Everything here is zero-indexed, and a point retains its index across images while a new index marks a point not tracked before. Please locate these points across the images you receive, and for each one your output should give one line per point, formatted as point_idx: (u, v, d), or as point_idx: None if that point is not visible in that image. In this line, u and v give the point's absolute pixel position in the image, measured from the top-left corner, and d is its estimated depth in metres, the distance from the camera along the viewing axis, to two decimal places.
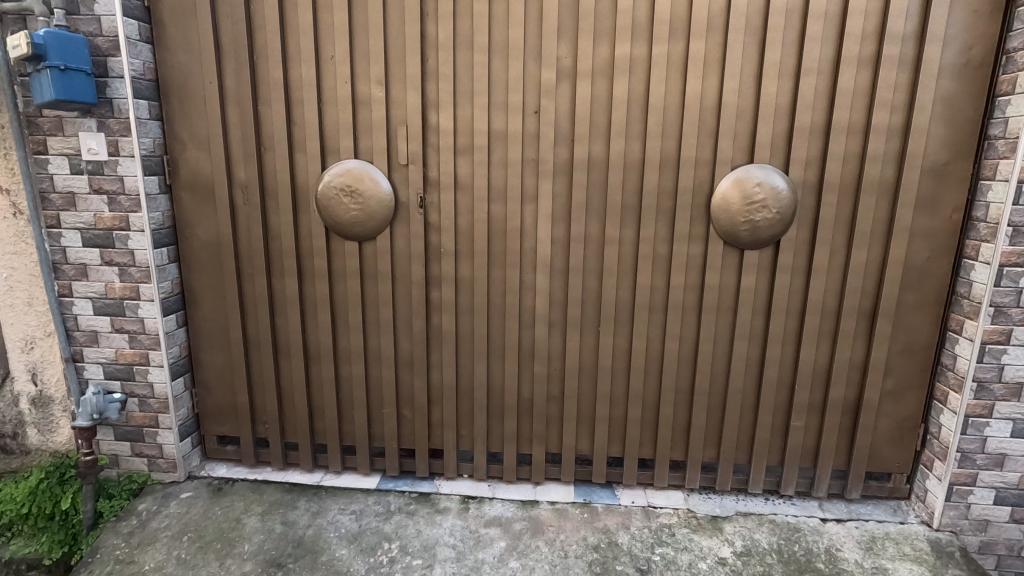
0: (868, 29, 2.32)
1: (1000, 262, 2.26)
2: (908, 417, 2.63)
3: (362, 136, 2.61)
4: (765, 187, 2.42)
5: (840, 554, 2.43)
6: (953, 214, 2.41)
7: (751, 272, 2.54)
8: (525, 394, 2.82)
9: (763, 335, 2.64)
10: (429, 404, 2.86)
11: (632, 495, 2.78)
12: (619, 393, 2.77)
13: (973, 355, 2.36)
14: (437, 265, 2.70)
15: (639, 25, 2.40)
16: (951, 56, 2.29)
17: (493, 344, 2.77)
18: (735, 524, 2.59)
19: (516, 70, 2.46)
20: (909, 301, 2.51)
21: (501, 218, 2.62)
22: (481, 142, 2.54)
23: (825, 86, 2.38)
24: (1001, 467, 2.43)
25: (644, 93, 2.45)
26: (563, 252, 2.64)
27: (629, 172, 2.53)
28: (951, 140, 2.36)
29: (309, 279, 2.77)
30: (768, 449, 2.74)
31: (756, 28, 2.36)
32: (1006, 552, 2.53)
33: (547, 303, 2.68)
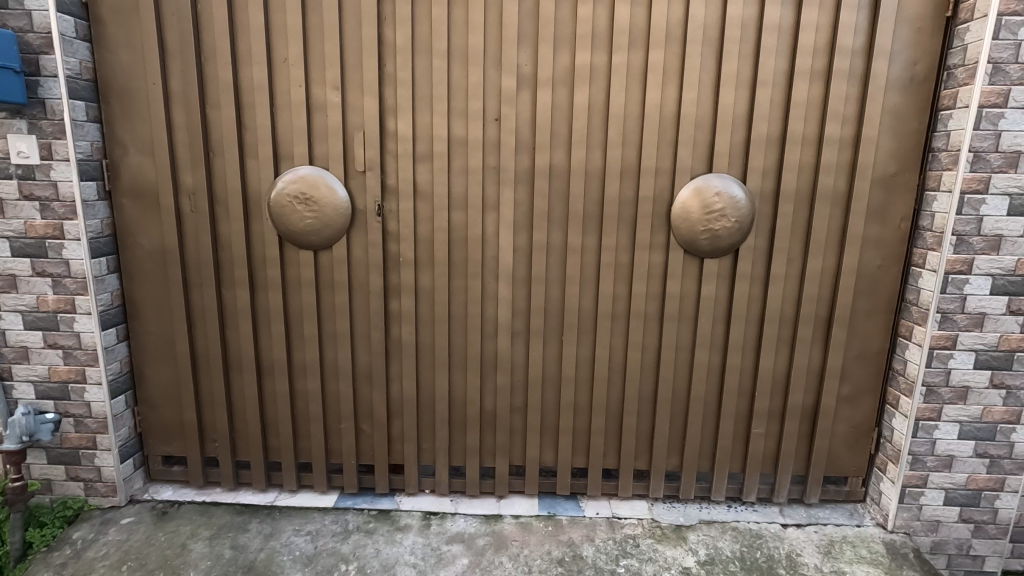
0: (819, 43, 2.38)
1: (946, 270, 2.33)
2: (863, 421, 2.69)
3: (318, 142, 2.52)
4: (724, 196, 2.44)
5: (800, 559, 2.46)
6: (901, 223, 2.49)
7: (711, 280, 2.56)
8: (488, 406, 2.76)
9: (723, 344, 2.66)
10: (388, 417, 2.78)
11: (596, 506, 2.75)
12: (583, 403, 2.74)
13: (922, 360, 2.43)
14: (396, 274, 2.63)
15: (598, 34, 2.40)
16: (897, 71, 2.37)
17: (454, 356, 2.71)
18: (699, 533, 2.59)
19: (476, 77, 2.43)
20: (862, 308, 2.58)
21: (462, 226, 2.57)
22: (440, 149, 2.49)
23: (780, 98, 2.43)
24: (949, 468, 2.51)
25: (605, 102, 2.45)
26: (526, 261, 2.61)
27: (591, 181, 2.52)
28: (897, 152, 2.43)
29: (262, 289, 2.65)
30: (730, 456, 2.75)
31: (713, 39, 2.39)
32: (956, 551, 2.60)
33: (509, 313, 2.64)
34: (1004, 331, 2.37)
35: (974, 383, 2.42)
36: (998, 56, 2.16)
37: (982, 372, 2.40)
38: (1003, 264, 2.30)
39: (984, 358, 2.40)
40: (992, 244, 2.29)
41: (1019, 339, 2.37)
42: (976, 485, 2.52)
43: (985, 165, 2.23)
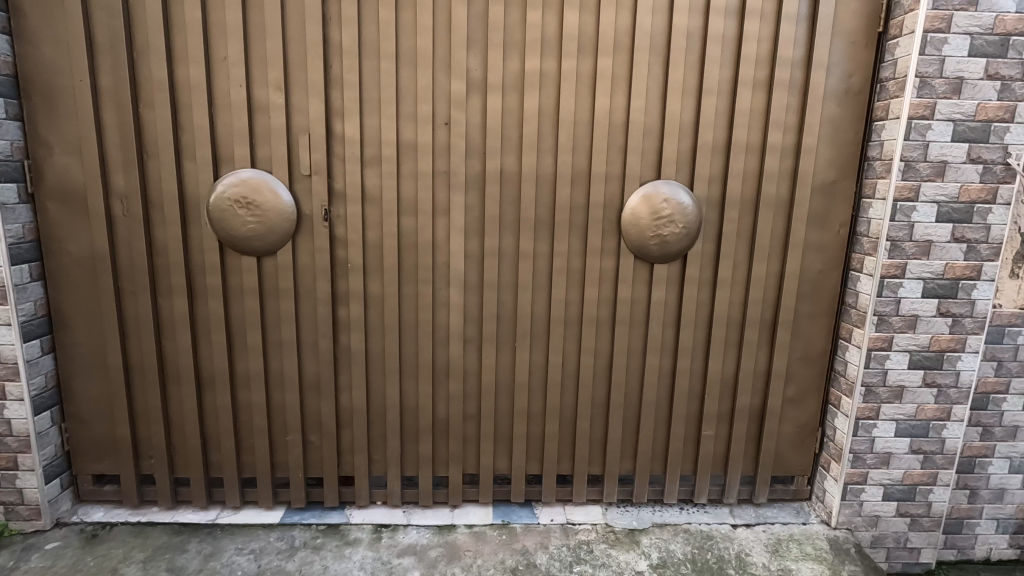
0: (761, 54, 2.44)
1: (882, 274, 2.42)
2: (808, 421, 2.77)
3: (260, 144, 2.43)
4: (672, 203, 2.48)
5: (749, 559, 2.50)
6: (840, 229, 2.58)
7: (661, 286, 2.59)
8: (441, 414, 2.72)
9: (674, 348, 2.69)
10: (338, 428, 2.69)
11: (551, 513, 2.74)
12: (536, 409, 2.73)
13: (861, 361, 2.51)
14: (345, 281, 2.56)
15: (548, 40, 2.41)
16: (833, 83, 2.46)
17: (406, 364, 2.66)
18: (652, 536, 2.61)
19: (425, 80, 2.39)
20: (805, 311, 2.66)
21: (412, 232, 2.53)
22: (389, 153, 2.44)
23: (725, 107, 2.48)
24: (887, 465, 2.60)
25: (555, 108, 2.46)
26: (477, 266, 2.58)
27: (542, 187, 2.51)
28: (835, 161, 2.52)
29: (202, 297, 2.54)
30: (682, 459, 2.79)
31: (660, 48, 2.43)
32: (894, 545, 2.69)
33: (461, 319, 2.60)
34: (935, 332, 2.48)
35: (908, 382, 2.52)
36: (925, 71, 2.26)
37: (916, 371, 2.51)
38: (933, 267, 2.41)
39: (918, 359, 2.50)
40: (922, 249, 2.40)
41: (949, 340, 2.49)
42: (912, 480, 2.63)
43: (915, 174, 2.34)
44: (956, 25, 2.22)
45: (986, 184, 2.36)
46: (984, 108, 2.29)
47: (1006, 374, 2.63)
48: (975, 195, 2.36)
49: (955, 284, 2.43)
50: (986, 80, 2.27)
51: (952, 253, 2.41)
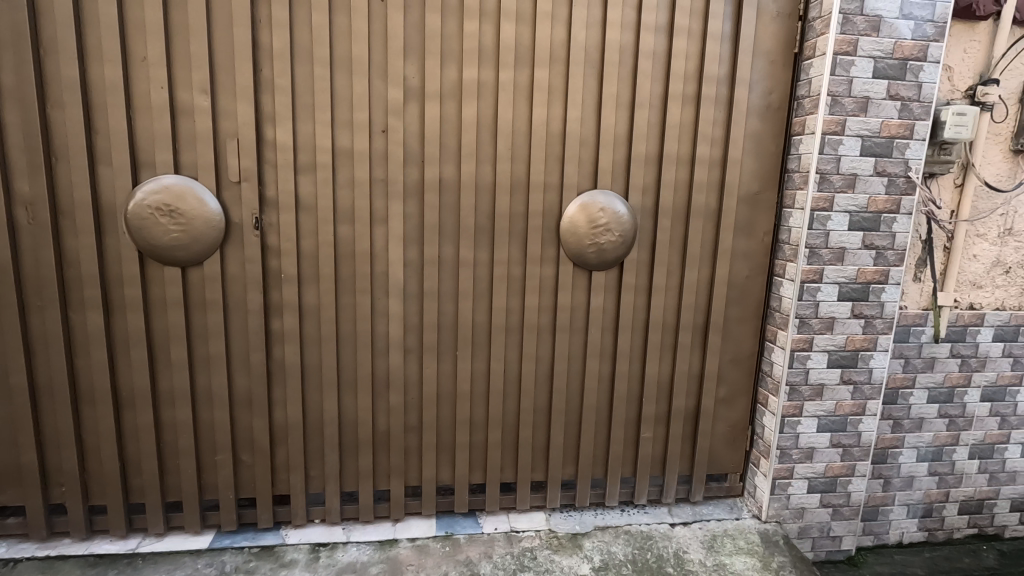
0: (689, 70, 2.56)
1: (802, 279, 2.57)
2: (738, 420, 2.91)
3: (184, 149, 2.32)
4: (608, 212, 2.55)
5: (686, 557, 2.58)
6: (764, 237, 2.73)
7: (599, 292, 2.65)
8: (381, 426, 2.66)
9: (612, 353, 2.75)
10: (272, 445, 2.59)
11: (495, 522, 2.73)
12: (479, 419, 2.72)
13: (785, 361, 2.65)
14: (278, 292, 2.47)
15: (485, 50, 2.43)
16: (755, 99, 2.61)
17: (344, 376, 2.59)
18: (594, 539, 2.65)
19: (360, 87, 2.35)
20: (734, 315, 2.79)
21: (349, 241, 2.47)
22: (324, 160, 2.38)
23: (656, 119, 2.58)
24: (811, 459, 2.76)
25: (493, 118, 2.48)
26: (417, 275, 2.55)
27: (481, 195, 2.52)
28: (758, 173, 2.67)
29: (120, 311, 2.38)
30: (622, 462, 2.85)
31: (595, 61, 2.49)
32: (819, 534, 2.85)
33: (401, 329, 2.56)
34: (850, 333, 2.65)
35: (827, 380, 2.68)
36: (836, 90, 2.43)
37: (834, 370, 2.68)
38: (847, 273, 2.59)
39: (835, 358, 2.67)
40: (837, 255, 2.57)
41: (862, 340, 2.67)
42: (833, 473, 2.80)
43: (829, 186, 2.50)
44: (861, 49, 2.41)
45: (891, 195, 2.56)
46: (888, 125, 2.49)
47: (912, 370, 2.86)
48: (881, 205, 2.56)
49: (866, 287, 2.62)
50: (888, 100, 2.47)
51: (863, 259, 2.59)
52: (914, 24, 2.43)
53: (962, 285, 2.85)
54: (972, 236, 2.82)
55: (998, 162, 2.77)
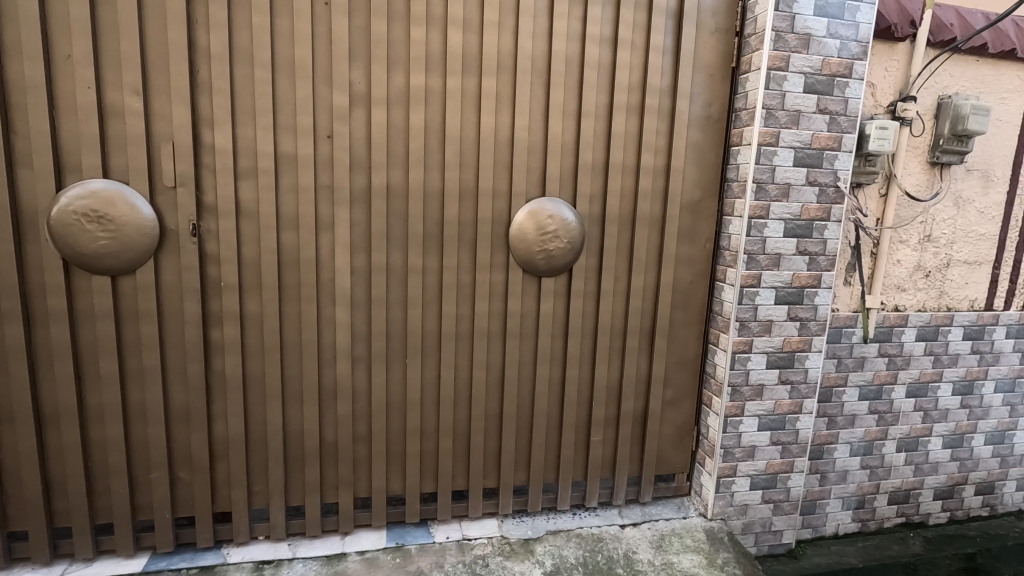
0: (633, 81, 2.63)
1: (742, 284, 2.67)
2: (685, 421, 2.99)
3: (114, 153, 2.21)
4: (557, 219, 2.58)
5: (635, 557, 2.63)
6: (706, 243, 2.83)
7: (549, 298, 2.68)
8: (329, 437, 2.60)
9: (562, 358, 2.78)
10: (212, 460, 2.49)
11: (447, 530, 2.71)
12: (429, 427, 2.70)
13: (727, 363, 2.75)
14: (218, 301, 2.38)
15: (432, 57, 2.42)
16: (696, 111, 2.71)
17: (289, 387, 2.52)
18: (546, 544, 2.66)
19: (304, 91, 2.31)
20: (679, 319, 2.87)
21: (293, 248, 2.41)
22: (266, 166, 2.31)
23: (602, 129, 2.64)
24: (752, 457, 2.86)
25: (441, 124, 2.47)
26: (364, 283, 2.51)
27: (430, 202, 2.51)
28: (700, 182, 2.77)
29: (42, 323, 2.24)
30: (573, 466, 2.88)
31: (541, 71, 2.53)
32: (761, 529, 2.96)
33: (348, 338, 2.51)
34: (787, 335, 2.78)
35: (766, 381, 2.80)
36: (770, 104, 2.54)
37: (773, 370, 2.80)
38: (783, 277, 2.71)
39: (773, 359, 2.79)
40: (773, 261, 2.69)
41: (798, 341, 2.80)
42: (774, 469, 2.91)
43: (765, 195, 2.62)
44: (792, 65, 2.54)
45: (822, 204, 2.70)
46: (818, 137, 2.63)
47: (844, 369, 3.01)
48: (814, 213, 2.69)
49: (801, 291, 2.75)
50: (818, 114, 2.61)
51: (798, 264, 2.72)
52: (840, 42, 2.58)
53: (888, 288, 3.04)
54: (895, 242, 3.00)
55: (918, 174, 2.97)
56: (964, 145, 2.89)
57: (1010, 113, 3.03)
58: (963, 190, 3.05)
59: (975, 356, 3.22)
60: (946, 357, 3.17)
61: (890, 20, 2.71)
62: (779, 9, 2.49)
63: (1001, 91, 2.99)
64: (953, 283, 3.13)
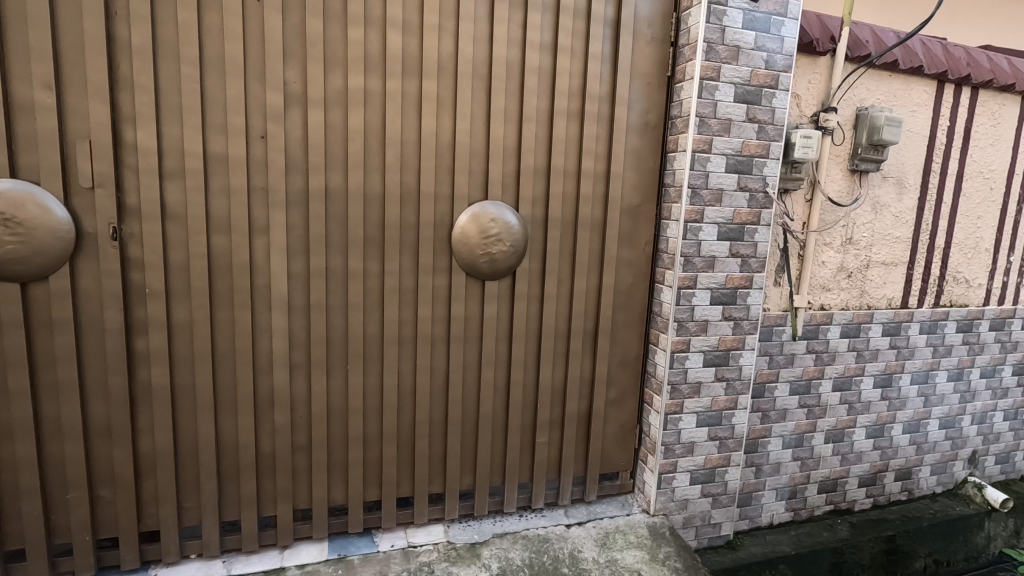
0: (574, 88, 2.68)
1: (679, 285, 2.76)
2: (627, 420, 3.06)
3: (23, 151, 2.06)
4: (499, 222, 2.58)
5: (580, 556, 2.67)
6: (645, 246, 2.91)
7: (492, 302, 2.69)
8: (266, 448, 2.51)
9: (507, 361, 2.79)
10: (138, 477, 2.35)
11: (391, 539, 2.67)
12: (372, 434, 2.65)
13: (666, 362, 2.83)
14: (142, 308, 2.26)
15: (371, 58, 2.38)
16: (634, 117, 2.79)
17: (222, 397, 2.41)
18: (492, 547, 2.66)
19: (235, 90, 2.22)
20: (621, 320, 2.94)
21: (225, 252, 2.32)
22: (194, 166, 2.21)
23: (543, 133, 2.67)
24: (691, 452, 2.96)
25: (381, 127, 2.44)
26: (302, 288, 2.44)
27: (370, 205, 2.47)
28: (639, 186, 2.85)
29: None
30: (519, 468, 2.89)
31: (482, 74, 2.54)
32: (701, 523, 3.06)
33: (285, 345, 2.43)
34: (722, 334, 2.89)
35: (703, 379, 2.90)
36: (703, 112, 2.65)
37: (709, 368, 2.90)
38: (717, 279, 2.82)
39: (710, 358, 2.89)
40: (708, 263, 2.80)
41: (732, 340, 2.92)
42: (712, 464, 3.01)
43: (699, 199, 2.72)
44: (723, 76, 2.65)
45: (752, 208, 2.82)
46: (748, 145, 2.75)
47: (776, 365, 3.16)
48: (745, 218, 2.82)
49: (734, 292, 2.87)
50: (747, 122, 2.73)
51: (731, 266, 2.84)
52: (767, 55, 2.71)
53: (814, 288, 3.21)
54: (820, 245, 3.18)
55: (839, 180, 3.15)
56: (880, 154, 3.09)
57: (920, 125, 3.27)
58: (880, 196, 3.26)
59: (893, 350, 3.45)
60: (867, 353, 3.37)
61: (812, 36, 2.88)
62: (710, 21, 2.60)
63: (911, 104, 3.23)
64: (872, 283, 3.35)
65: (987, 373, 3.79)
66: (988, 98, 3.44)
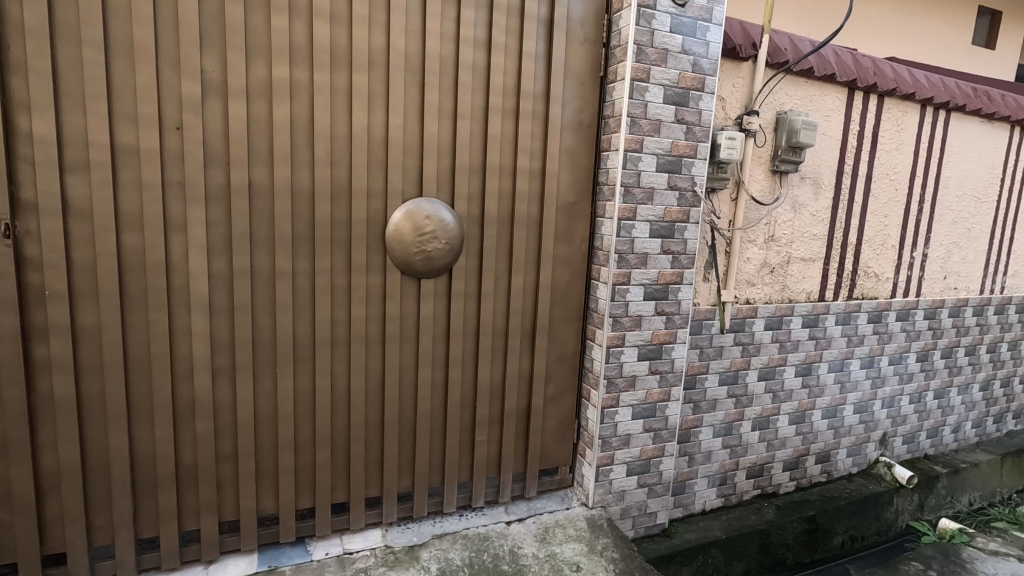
0: (509, 85, 2.68)
1: (614, 282, 2.82)
2: (566, 415, 3.10)
3: None
4: (434, 220, 2.55)
5: (520, 552, 2.68)
6: (581, 243, 2.96)
7: (428, 300, 2.65)
8: (188, 459, 2.36)
9: (445, 360, 2.76)
10: (40, 496, 2.16)
11: (326, 547, 2.58)
12: (305, 439, 2.55)
13: (602, 357, 2.89)
14: (42, 312, 2.08)
15: (297, 48, 2.29)
16: (568, 116, 2.82)
17: (137, 407, 2.26)
18: (431, 549, 2.62)
19: (147, 77, 2.08)
20: (558, 317, 2.97)
21: (138, 251, 2.17)
22: (101, 159, 2.06)
23: (479, 130, 2.66)
24: (628, 445, 3.03)
25: (308, 120, 2.35)
26: (225, 289, 2.32)
27: (298, 201, 2.37)
28: (574, 184, 2.89)
29: None
30: (458, 467, 2.87)
31: (415, 69, 2.49)
32: (638, 513, 3.14)
33: (207, 349, 2.30)
34: (655, 328, 2.98)
35: (638, 372, 2.98)
36: (634, 112, 2.71)
37: (643, 362, 2.99)
38: (650, 275, 2.91)
39: (644, 352, 2.98)
40: (641, 260, 2.87)
41: (665, 334, 3.01)
42: (647, 455, 3.10)
43: (632, 198, 2.79)
44: (653, 77, 2.73)
45: (682, 207, 2.92)
46: (677, 145, 2.84)
47: (706, 358, 3.29)
48: (675, 216, 2.91)
49: (666, 288, 2.96)
50: (676, 123, 2.82)
51: (663, 263, 2.93)
52: (694, 58, 2.81)
53: (739, 283, 3.36)
54: (745, 242, 3.34)
55: (762, 180, 3.32)
56: (798, 155, 3.27)
57: (833, 129, 3.49)
58: (799, 196, 3.46)
59: (812, 341, 3.66)
60: (789, 344, 3.57)
61: (735, 41, 3.01)
62: (640, 24, 2.66)
63: (826, 109, 3.43)
64: (793, 278, 3.55)
65: (894, 360, 4.10)
66: (893, 106, 3.71)
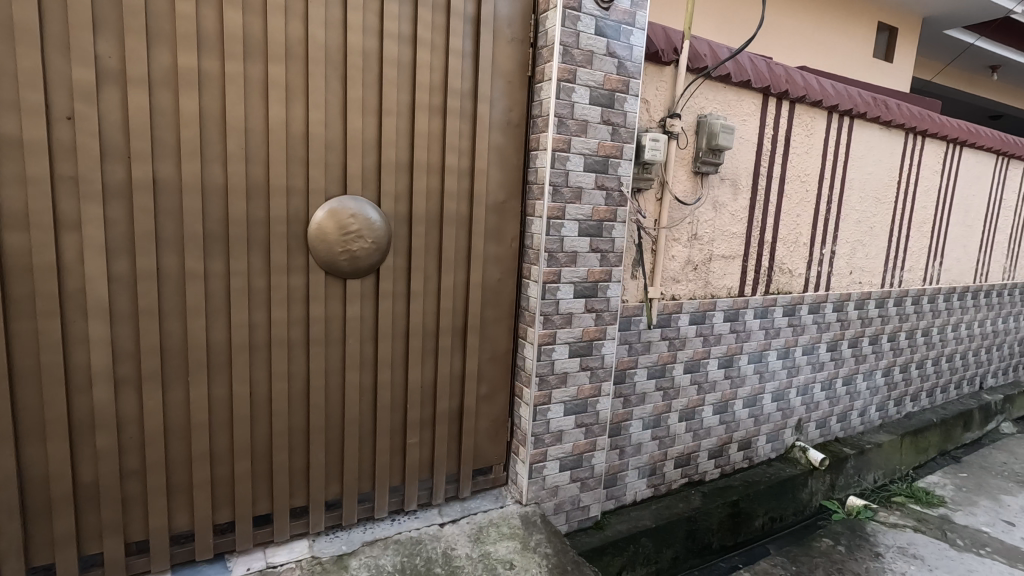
0: (435, 81, 2.64)
1: (544, 280, 2.85)
2: (499, 414, 3.10)
3: None
4: (359, 218, 2.48)
5: (454, 554, 2.65)
6: (512, 242, 2.96)
7: (355, 301, 2.57)
8: (87, 477, 2.18)
9: (373, 362, 2.69)
10: None
11: (248, 562, 2.45)
12: (222, 449, 2.42)
13: (534, 355, 2.91)
14: None
15: (206, 36, 2.16)
16: (496, 115, 2.81)
17: (26, 423, 2.06)
18: (362, 557, 2.55)
19: (31, 62, 1.90)
20: (490, 316, 2.97)
21: (23, 251, 1.97)
22: None
23: (405, 127, 2.60)
24: (560, 441, 3.07)
25: (220, 113, 2.22)
26: (128, 292, 2.16)
27: (210, 199, 2.24)
28: (504, 183, 2.89)
29: None
30: (389, 472, 2.80)
31: (337, 63, 2.41)
32: (571, 507, 3.19)
33: (108, 357, 2.13)
34: (585, 325, 3.03)
35: (569, 369, 3.03)
36: (561, 112, 2.74)
37: (574, 359, 3.03)
38: (579, 273, 2.96)
39: (575, 348, 3.02)
40: (570, 258, 2.91)
41: (594, 331, 3.07)
42: (579, 450, 3.16)
43: (560, 197, 2.82)
44: (579, 79, 2.77)
45: (609, 206, 2.99)
46: (603, 145, 2.90)
47: (635, 353, 3.39)
48: (603, 215, 2.97)
49: (595, 285, 3.02)
50: (602, 124, 2.88)
51: (591, 261, 2.98)
52: (618, 61, 2.88)
53: (665, 280, 3.48)
54: (670, 240, 3.46)
55: (684, 181, 3.45)
56: (717, 158, 3.42)
57: (750, 133, 3.68)
58: (719, 196, 3.62)
59: (733, 334, 3.85)
60: (712, 337, 3.74)
61: (657, 46, 3.11)
62: (565, 26, 2.69)
63: (743, 114, 3.61)
64: (714, 275, 3.71)
65: (807, 350, 4.37)
66: (804, 112, 3.95)
